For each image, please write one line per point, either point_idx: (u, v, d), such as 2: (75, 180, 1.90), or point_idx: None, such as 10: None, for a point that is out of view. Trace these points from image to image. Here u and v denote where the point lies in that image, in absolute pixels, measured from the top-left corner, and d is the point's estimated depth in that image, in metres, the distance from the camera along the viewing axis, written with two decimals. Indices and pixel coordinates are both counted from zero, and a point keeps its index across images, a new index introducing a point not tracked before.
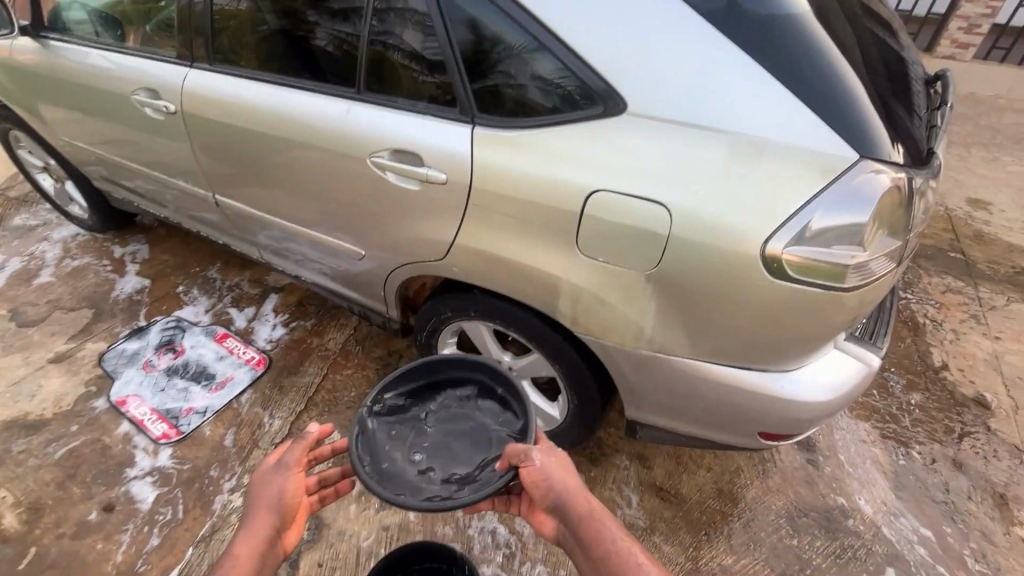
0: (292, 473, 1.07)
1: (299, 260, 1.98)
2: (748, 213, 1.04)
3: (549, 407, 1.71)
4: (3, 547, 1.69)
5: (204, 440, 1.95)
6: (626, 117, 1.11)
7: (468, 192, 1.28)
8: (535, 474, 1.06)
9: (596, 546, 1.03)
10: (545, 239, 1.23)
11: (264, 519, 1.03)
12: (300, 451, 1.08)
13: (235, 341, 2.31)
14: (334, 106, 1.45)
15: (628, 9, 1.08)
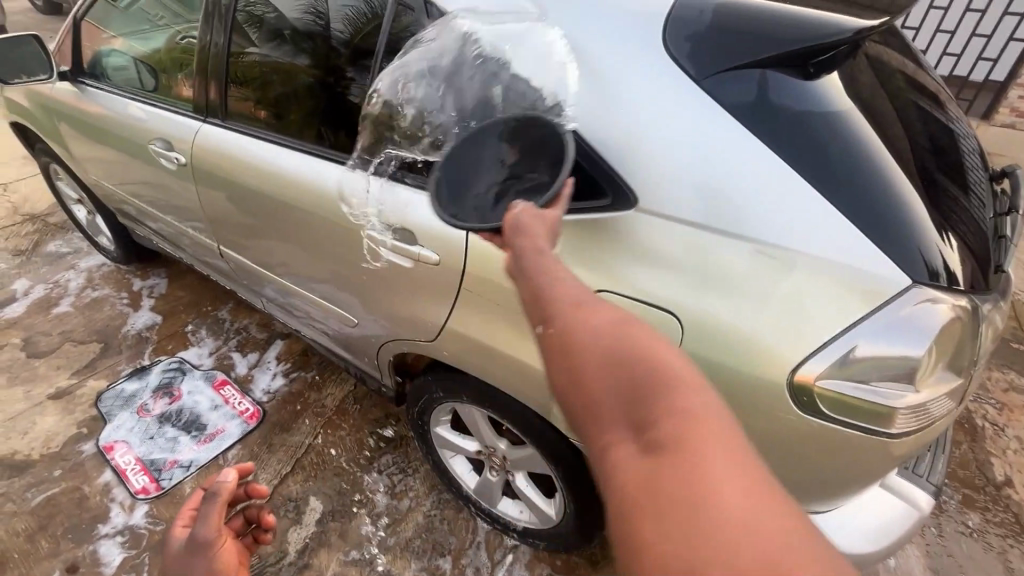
0: (215, 547, 0.94)
1: (300, 316, 1.91)
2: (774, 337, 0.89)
3: (545, 503, 1.54)
4: None
5: (182, 498, 1.85)
6: (635, 212, 0.99)
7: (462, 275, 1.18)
8: (520, 215, 0.86)
9: (549, 332, 0.70)
10: None
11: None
12: (215, 517, 0.93)
13: (232, 389, 2.24)
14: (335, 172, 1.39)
15: (643, 97, 0.98)
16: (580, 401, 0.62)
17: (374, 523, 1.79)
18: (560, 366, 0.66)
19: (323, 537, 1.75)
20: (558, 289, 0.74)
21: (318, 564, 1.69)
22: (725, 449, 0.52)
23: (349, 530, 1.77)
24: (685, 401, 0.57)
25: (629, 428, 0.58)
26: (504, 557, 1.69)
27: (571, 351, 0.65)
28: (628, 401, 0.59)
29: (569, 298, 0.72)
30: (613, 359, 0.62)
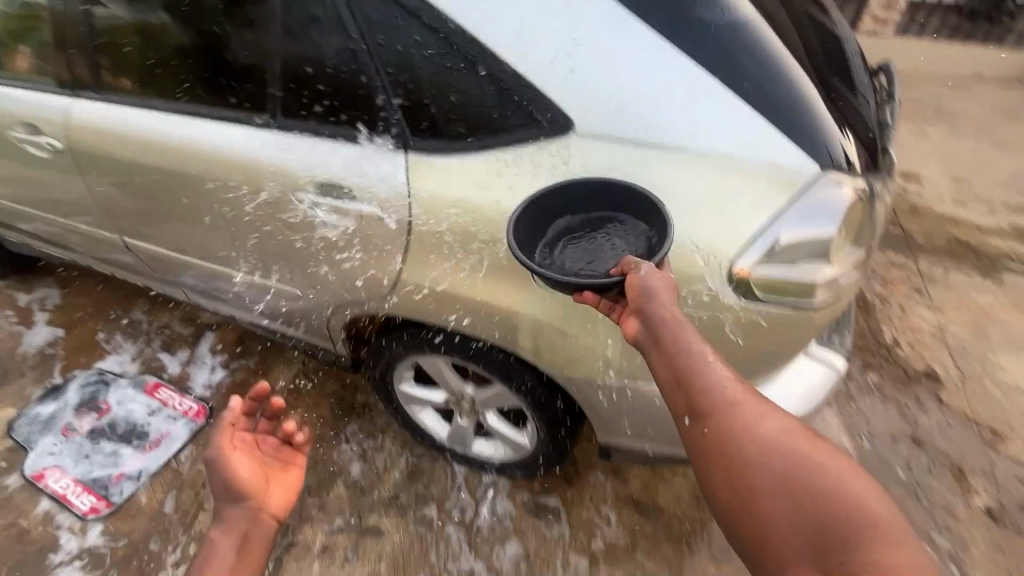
0: (227, 457, 1.06)
1: (232, 301, 1.79)
2: (710, 235, 0.98)
3: (518, 435, 1.63)
4: None
5: (140, 509, 1.75)
6: (576, 137, 1.04)
7: (409, 225, 1.16)
8: (643, 276, 0.96)
9: (714, 433, 0.84)
10: (498, 271, 1.13)
11: (227, 503, 1.04)
12: (224, 432, 1.08)
13: (169, 390, 2.09)
14: (249, 135, 1.29)
15: (569, 25, 1.01)
16: (752, 496, 0.77)
17: (352, 490, 1.80)
18: (725, 473, 0.81)
19: (303, 513, 1.74)
20: (711, 388, 0.87)
21: (304, 539, 1.69)
22: (902, 551, 0.67)
23: (329, 502, 1.77)
24: (861, 505, 0.71)
25: (803, 518, 0.73)
26: (486, 493, 1.78)
27: (739, 466, 0.80)
28: (803, 503, 0.73)
29: (726, 402, 0.85)
30: (788, 469, 0.77)
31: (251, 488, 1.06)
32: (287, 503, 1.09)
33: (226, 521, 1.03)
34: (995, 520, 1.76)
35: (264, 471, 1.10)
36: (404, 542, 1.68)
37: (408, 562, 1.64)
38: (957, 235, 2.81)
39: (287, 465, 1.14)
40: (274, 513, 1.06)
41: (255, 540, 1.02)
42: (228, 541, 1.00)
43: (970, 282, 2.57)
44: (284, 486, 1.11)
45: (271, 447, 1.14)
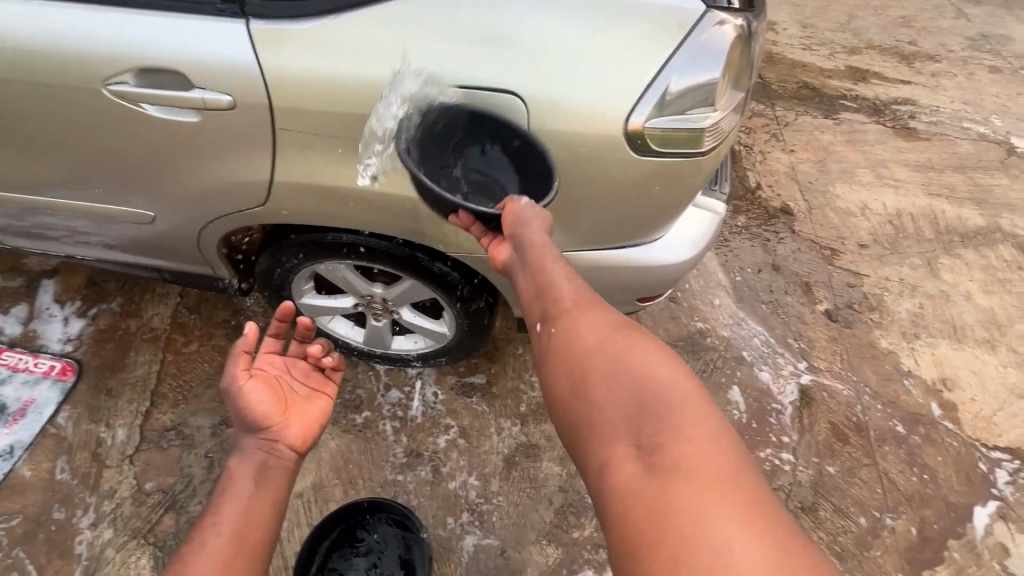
0: (241, 382, 0.91)
1: (63, 237, 1.48)
2: (599, 88, 0.95)
3: (437, 326, 1.63)
4: None
5: (28, 483, 1.56)
6: None
7: (270, 112, 0.99)
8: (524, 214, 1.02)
9: (561, 327, 0.88)
10: (389, 155, 1.03)
11: (246, 430, 0.89)
12: (238, 355, 0.93)
13: (16, 354, 1.78)
14: (28, 16, 1.02)
15: None
16: (582, 387, 0.81)
17: None
18: (566, 374, 0.83)
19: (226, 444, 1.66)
20: (573, 319, 0.88)
21: None
22: (704, 423, 0.71)
23: None
24: (670, 381, 0.75)
25: (623, 398, 0.76)
26: (414, 386, 1.81)
27: (580, 357, 0.83)
28: (624, 381, 0.77)
29: (574, 308, 0.90)
30: (633, 377, 0.77)
31: (270, 418, 0.91)
32: (310, 435, 0.93)
33: (241, 451, 0.87)
34: (832, 319, 2.17)
35: (285, 401, 0.95)
36: (342, 446, 1.69)
37: (350, 462, 1.67)
38: (805, 80, 3.06)
39: (312, 397, 1.00)
40: (294, 446, 0.90)
41: (275, 471, 0.86)
42: (247, 468, 0.85)
43: (815, 123, 2.87)
44: (306, 416, 0.95)
45: (298, 373, 1.02)
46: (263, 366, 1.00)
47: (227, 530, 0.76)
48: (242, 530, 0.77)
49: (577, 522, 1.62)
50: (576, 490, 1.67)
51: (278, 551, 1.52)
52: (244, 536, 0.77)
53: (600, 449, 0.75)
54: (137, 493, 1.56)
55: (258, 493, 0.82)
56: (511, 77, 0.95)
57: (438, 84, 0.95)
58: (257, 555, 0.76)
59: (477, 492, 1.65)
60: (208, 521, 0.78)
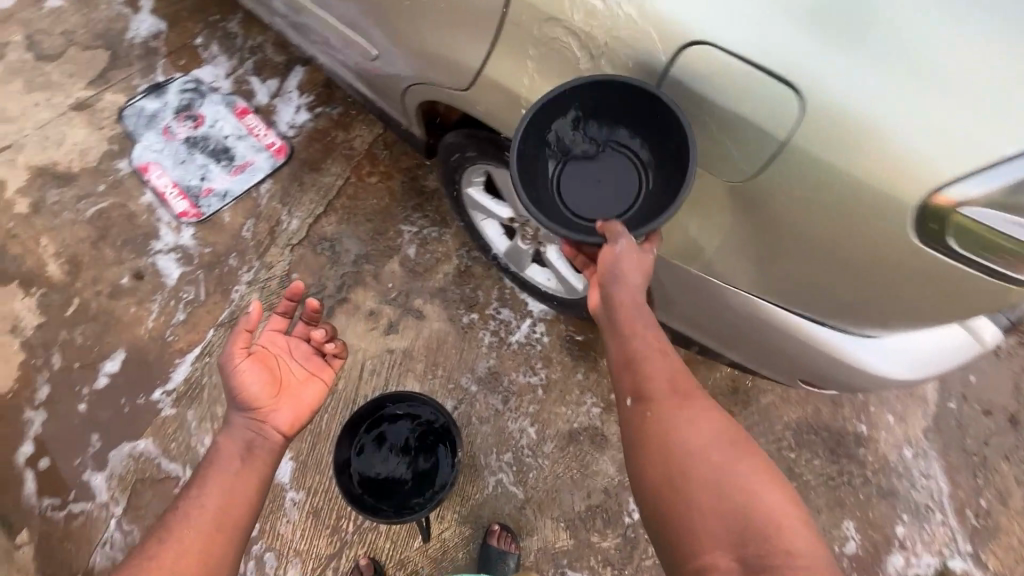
0: (240, 365, 0.99)
1: (314, 40, 1.62)
2: (918, 121, 0.66)
3: (575, 278, 1.52)
4: (51, 293, 1.79)
5: (224, 226, 1.90)
6: None
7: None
8: (620, 253, 0.90)
9: (660, 409, 0.83)
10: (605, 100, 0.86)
11: (237, 411, 0.98)
12: (239, 335, 1.00)
13: (256, 119, 2.08)
14: None
15: None
16: (674, 484, 0.77)
17: (406, 270, 1.85)
18: (656, 470, 0.79)
19: (360, 277, 1.84)
20: (657, 376, 0.85)
21: (357, 300, 1.81)
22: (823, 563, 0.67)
23: (383, 272, 1.85)
24: (763, 488, 0.73)
25: (728, 523, 0.71)
26: (526, 315, 1.78)
27: (676, 453, 0.78)
28: (711, 470, 0.75)
29: (666, 376, 0.85)
30: (715, 468, 0.75)
31: (260, 400, 1.00)
32: (297, 417, 1.03)
33: (229, 430, 0.97)
34: None
35: (279, 381, 1.04)
36: (442, 333, 1.77)
37: (440, 349, 1.75)
38: None
39: (307, 378, 1.09)
40: (279, 431, 1.00)
41: (260, 452, 0.96)
42: (234, 446, 0.95)
43: None
44: (296, 402, 1.04)
45: (299, 355, 1.11)
46: (268, 344, 1.09)
47: (207, 508, 0.87)
48: (222, 509, 0.88)
49: (602, 529, 1.55)
50: (619, 501, 1.58)
51: (355, 385, 1.70)
52: (225, 512, 0.88)
53: (694, 560, 0.72)
54: (285, 277, 1.83)
55: (238, 470, 0.92)
56: (801, 57, 0.69)
57: (701, 31, 0.74)
58: (236, 526, 0.88)
59: (530, 444, 1.64)
60: (193, 493, 0.89)
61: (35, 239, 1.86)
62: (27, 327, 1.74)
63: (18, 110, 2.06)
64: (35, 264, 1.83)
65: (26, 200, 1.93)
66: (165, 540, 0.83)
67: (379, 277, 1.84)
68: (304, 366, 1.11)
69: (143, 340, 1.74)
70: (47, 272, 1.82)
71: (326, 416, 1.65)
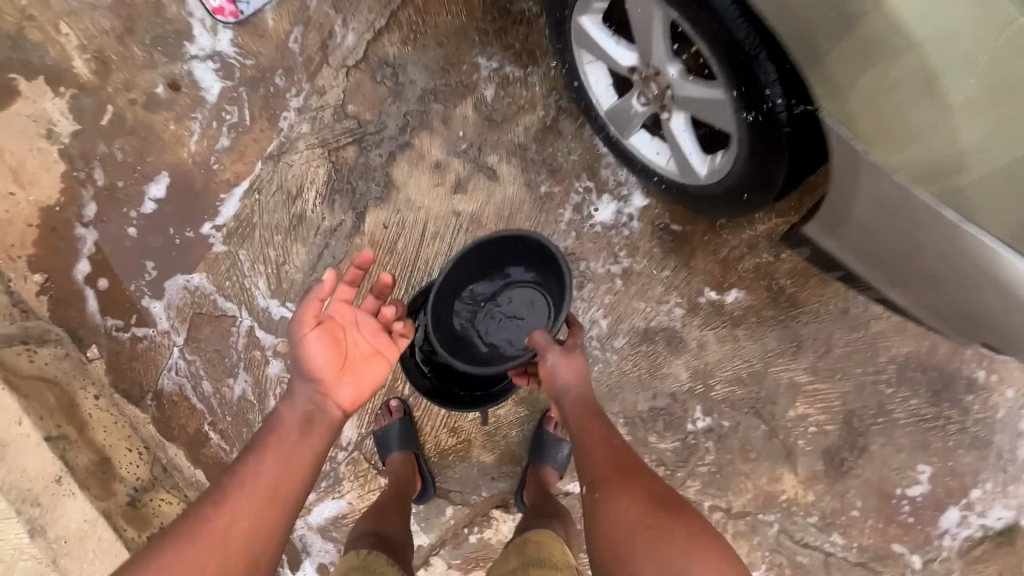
0: (307, 334, 0.93)
1: None
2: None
3: (699, 160, 1.19)
4: (81, 96, 1.57)
5: (267, 33, 1.56)
6: None
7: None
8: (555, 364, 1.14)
9: (609, 481, 0.96)
10: None
11: (301, 380, 0.93)
12: (310, 301, 0.92)
13: None
14: None
15: None
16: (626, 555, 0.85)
17: (481, 117, 1.53)
18: (604, 539, 0.90)
19: (427, 117, 1.53)
20: (608, 463, 0.99)
21: (421, 147, 1.54)
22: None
23: (453, 116, 1.53)
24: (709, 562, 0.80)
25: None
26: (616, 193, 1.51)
27: (611, 540, 0.88)
28: (647, 545, 0.84)
29: (619, 465, 0.98)
30: (649, 541, 0.84)
31: (324, 373, 0.93)
32: (357, 399, 0.96)
33: (293, 397, 0.94)
34: None
35: (345, 359, 0.96)
36: (516, 200, 1.52)
37: (512, 220, 1.52)
38: None
39: (373, 356, 0.99)
40: (340, 406, 0.94)
41: (313, 440, 0.90)
42: (293, 419, 0.91)
43: None
44: (359, 379, 0.96)
45: (366, 330, 0.99)
46: (337, 313, 0.97)
47: (262, 476, 0.84)
48: (278, 483, 0.85)
49: (661, 431, 1.48)
50: (685, 407, 1.49)
51: (415, 247, 1.53)
52: (272, 497, 0.83)
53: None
54: (340, 109, 1.55)
55: (300, 441, 0.89)
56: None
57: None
58: (289, 508, 0.85)
59: (599, 336, 1.50)
60: (252, 457, 0.86)
61: (54, 25, 1.58)
62: (62, 133, 1.56)
63: None
64: (58, 57, 1.57)
65: None
66: (221, 502, 0.81)
67: (449, 121, 1.53)
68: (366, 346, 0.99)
69: (187, 164, 1.56)
70: (72, 69, 1.57)
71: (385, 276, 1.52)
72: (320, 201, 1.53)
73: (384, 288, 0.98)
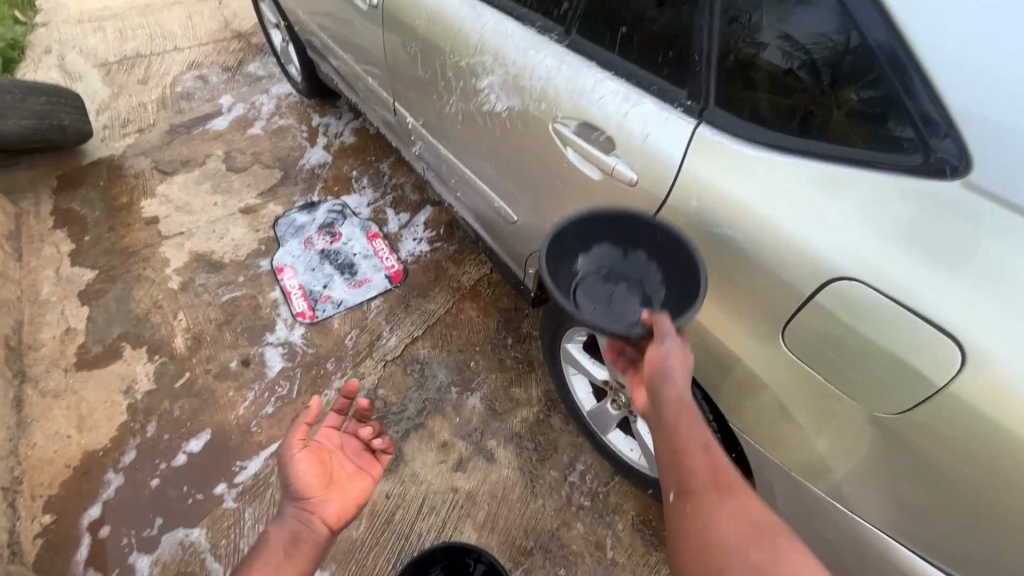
0: (290, 456, 1.02)
1: (453, 189, 1.81)
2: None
3: None
4: (169, 362, 1.97)
5: (330, 332, 2.05)
6: (895, 181, 0.77)
7: (676, 176, 0.94)
8: (669, 352, 0.91)
9: (695, 490, 0.85)
10: (751, 312, 0.91)
11: (289, 503, 1.00)
12: (299, 426, 1.05)
13: (382, 244, 2.32)
14: (542, 48, 1.15)
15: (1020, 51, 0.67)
16: None
17: (486, 408, 1.85)
18: (700, 547, 0.82)
19: (438, 406, 1.86)
20: (697, 468, 0.87)
21: (432, 428, 1.81)
22: None
23: (462, 405, 1.86)
24: None
25: None
26: (597, 487, 1.68)
27: (712, 555, 0.80)
28: None
29: (695, 472, 0.87)
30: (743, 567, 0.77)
31: (312, 491, 1.01)
32: (346, 512, 1.02)
33: (282, 519, 0.99)
34: None
35: (331, 476, 1.05)
36: (508, 482, 1.70)
37: (504, 502, 1.66)
38: None
39: (357, 474, 1.09)
40: (328, 523, 0.99)
41: (306, 544, 0.96)
42: (280, 540, 0.96)
43: None
44: (344, 496, 1.04)
45: (350, 451, 1.13)
46: (323, 439, 1.11)
47: None
48: None
49: None
50: None
51: (410, 519, 1.64)
52: None
53: None
54: (373, 391, 1.90)
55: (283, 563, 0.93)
56: (869, 255, 0.76)
57: (805, 236, 0.81)
58: None
59: None
60: None
61: (174, 312, 2.11)
62: (138, 390, 1.90)
63: (200, 205, 2.48)
64: (166, 333, 2.05)
65: (179, 278, 2.22)
66: None
67: (457, 409, 1.85)
68: (349, 461, 1.11)
69: (230, 424, 1.82)
70: (172, 343, 2.02)
71: (376, 549, 1.60)
72: None
73: (363, 411, 1.15)
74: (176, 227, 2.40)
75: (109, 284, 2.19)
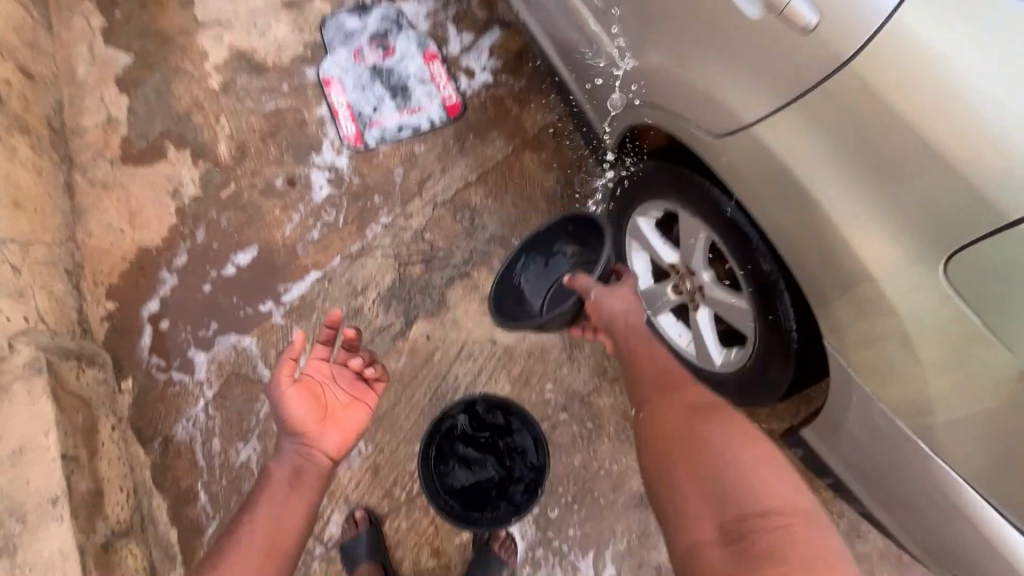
0: (281, 394, 1.08)
1: (537, 7, 1.48)
2: None
3: (714, 350, 1.37)
4: (214, 170, 1.89)
5: (378, 163, 1.91)
6: None
7: (879, 27, 0.70)
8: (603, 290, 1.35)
9: (653, 409, 1.16)
10: (915, 223, 0.74)
11: (289, 435, 1.10)
12: (285, 364, 1.09)
13: (440, 68, 2.03)
14: None
15: None
16: (673, 478, 1.04)
17: None
18: (672, 448, 1.07)
19: (485, 259, 1.79)
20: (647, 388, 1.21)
21: (477, 279, 1.77)
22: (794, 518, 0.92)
23: None
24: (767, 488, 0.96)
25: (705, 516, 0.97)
26: None
27: (666, 453, 1.08)
28: (706, 476, 0.99)
29: (658, 393, 1.18)
30: (676, 453, 1.07)
31: (308, 426, 1.09)
32: (343, 445, 1.13)
33: (282, 456, 1.10)
34: None
35: (325, 409, 1.13)
36: (546, 344, 1.69)
37: (540, 361, 1.69)
38: None
39: (351, 405, 1.17)
40: (328, 455, 1.10)
41: (307, 475, 1.08)
42: (282, 475, 1.08)
43: None
44: (339, 428, 1.13)
45: (341, 383, 1.18)
46: (312, 371, 1.16)
47: (258, 534, 1.01)
48: (272, 538, 1.01)
49: None
50: None
51: (449, 363, 1.69)
52: (271, 552, 1.00)
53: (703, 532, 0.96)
54: (419, 233, 1.82)
55: (291, 496, 1.06)
56: None
57: None
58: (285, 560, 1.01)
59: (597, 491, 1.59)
60: (247, 520, 1.03)
61: (216, 116, 1.96)
62: (186, 194, 1.86)
63: None
64: (209, 139, 1.93)
65: (219, 76, 2.02)
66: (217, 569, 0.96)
67: (504, 265, 1.78)
68: (344, 390, 1.18)
69: (277, 244, 1.80)
70: (216, 150, 1.91)
71: (413, 384, 1.68)
72: (380, 303, 1.75)
73: (350, 341, 1.19)
74: (212, 13, 2.11)
75: (147, 74, 2.02)
